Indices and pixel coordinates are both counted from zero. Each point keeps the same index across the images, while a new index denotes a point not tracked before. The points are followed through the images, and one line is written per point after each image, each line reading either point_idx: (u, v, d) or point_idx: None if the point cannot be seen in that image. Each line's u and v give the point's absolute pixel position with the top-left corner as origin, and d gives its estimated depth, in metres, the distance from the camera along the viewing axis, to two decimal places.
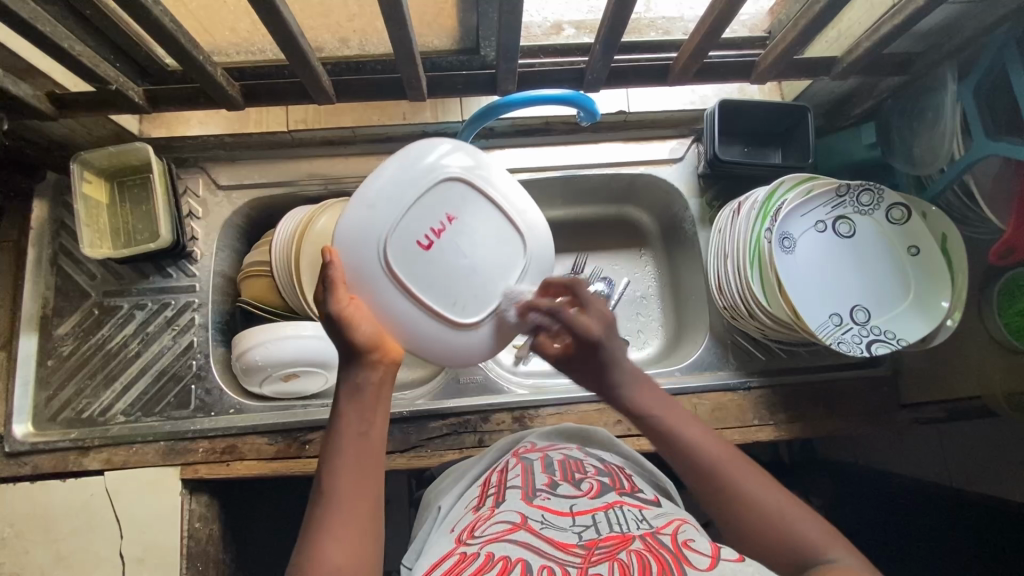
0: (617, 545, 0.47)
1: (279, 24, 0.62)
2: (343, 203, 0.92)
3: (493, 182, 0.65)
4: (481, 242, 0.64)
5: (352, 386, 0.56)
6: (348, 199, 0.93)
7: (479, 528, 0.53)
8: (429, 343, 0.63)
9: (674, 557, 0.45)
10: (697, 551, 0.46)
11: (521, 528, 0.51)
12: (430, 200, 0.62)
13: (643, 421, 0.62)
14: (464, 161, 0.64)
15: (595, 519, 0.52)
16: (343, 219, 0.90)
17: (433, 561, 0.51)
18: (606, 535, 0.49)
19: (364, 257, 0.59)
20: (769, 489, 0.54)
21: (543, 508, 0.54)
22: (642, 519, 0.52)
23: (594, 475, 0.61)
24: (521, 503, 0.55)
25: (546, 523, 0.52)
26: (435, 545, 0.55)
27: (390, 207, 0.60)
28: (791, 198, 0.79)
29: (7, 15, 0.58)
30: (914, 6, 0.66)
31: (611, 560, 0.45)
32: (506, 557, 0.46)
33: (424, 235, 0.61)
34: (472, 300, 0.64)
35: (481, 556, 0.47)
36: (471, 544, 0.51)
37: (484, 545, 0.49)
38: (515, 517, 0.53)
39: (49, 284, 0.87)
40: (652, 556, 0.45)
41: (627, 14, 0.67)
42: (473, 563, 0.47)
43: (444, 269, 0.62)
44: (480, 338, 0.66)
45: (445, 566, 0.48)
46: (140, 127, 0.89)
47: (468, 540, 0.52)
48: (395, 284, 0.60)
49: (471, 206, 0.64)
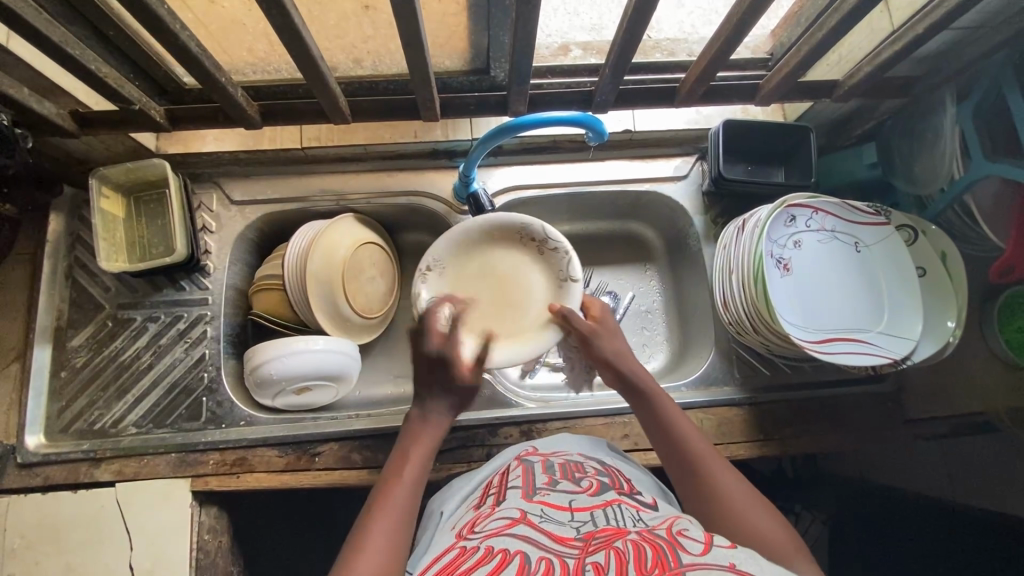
0: (613, 535, 0.48)
1: (299, 47, 0.64)
2: (548, 238, 0.82)
3: (833, 297, 0.82)
4: (841, 294, 0.82)
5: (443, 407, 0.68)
6: (538, 221, 0.82)
7: (479, 524, 0.54)
8: (786, 291, 0.81)
9: (669, 544, 0.46)
10: (691, 539, 0.47)
11: (520, 523, 0.52)
12: (838, 298, 0.82)
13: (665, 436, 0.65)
14: (831, 306, 0.82)
15: (594, 513, 0.53)
16: (541, 268, 0.83)
17: (434, 556, 0.52)
18: (602, 527, 0.50)
19: (818, 289, 0.83)
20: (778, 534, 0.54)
21: (543, 504, 0.55)
22: (638, 517, 0.53)
23: (594, 475, 0.63)
24: (521, 500, 0.56)
25: (545, 518, 0.53)
26: (437, 542, 0.56)
27: (827, 293, 0.82)
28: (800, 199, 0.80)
29: (39, 39, 0.60)
30: (914, 31, 0.68)
31: (607, 549, 0.46)
32: (504, 550, 0.47)
33: (834, 296, 0.82)
34: (833, 305, 0.82)
35: (480, 549, 0.48)
36: (470, 538, 0.51)
37: (484, 539, 0.50)
38: (514, 513, 0.53)
39: (64, 297, 0.89)
40: (647, 544, 0.46)
41: (636, 41, 0.69)
42: (474, 555, 0.47)
43: (829, 296, 0.82)
44: (840, 293, 0.82)
45: (445, 560, 0.49)
46: (157, 143, 0.91)
47: (468, 535, 0.53)
48: (831, 286, 0.83)
49: (841, 296, 0.82)
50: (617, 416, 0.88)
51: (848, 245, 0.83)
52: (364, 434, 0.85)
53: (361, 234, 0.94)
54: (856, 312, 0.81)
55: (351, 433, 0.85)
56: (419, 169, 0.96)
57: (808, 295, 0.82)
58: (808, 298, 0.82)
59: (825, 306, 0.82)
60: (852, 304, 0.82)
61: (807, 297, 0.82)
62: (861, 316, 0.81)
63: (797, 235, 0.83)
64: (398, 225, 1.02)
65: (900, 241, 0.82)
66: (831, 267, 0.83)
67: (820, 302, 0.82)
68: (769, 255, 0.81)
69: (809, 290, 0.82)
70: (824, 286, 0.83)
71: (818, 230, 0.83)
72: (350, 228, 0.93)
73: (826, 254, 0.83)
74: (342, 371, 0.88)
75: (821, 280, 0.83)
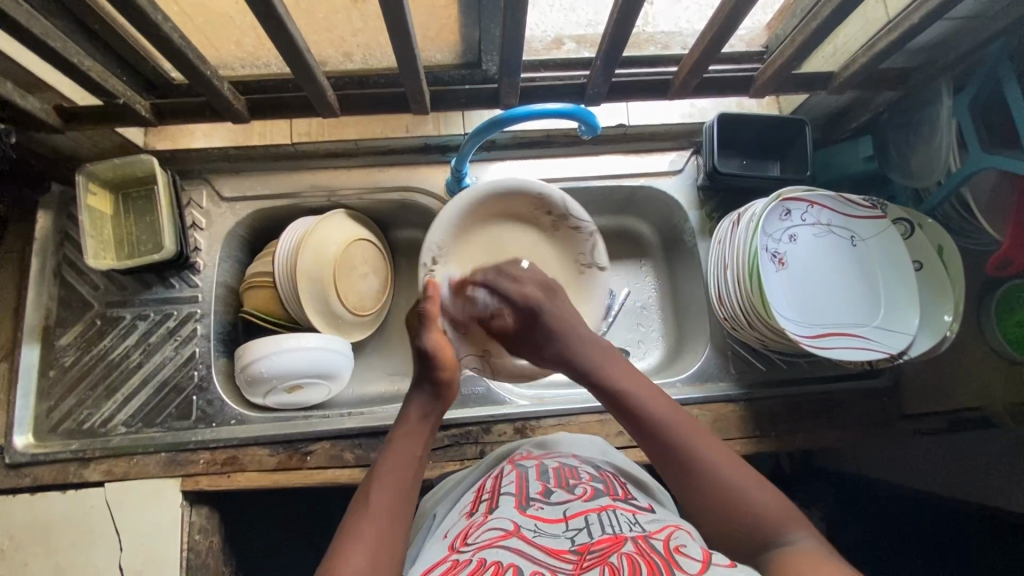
0: (609, 548, 0.47)
1: (286, 39, 0.63)
2: (566, 212, 0.82)
3: (828, 294, 0.81)
4: (836, 291, 0.81)
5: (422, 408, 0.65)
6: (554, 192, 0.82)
7: (471, 536, 0.53)
8: (780, 288, 0.80)
9: (665, 562, 0.45)
10: (688, 556, 0.46)
11: (513, 536, 0.50)
12: (834, 296, 0.81)
13: (658, 439, 0.59)
14: (828, 304, 0.81)
15: (589, 520, 0.52)
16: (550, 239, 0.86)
17: (425, 567, 0.51)
18: (598, 538, 0.49)
19: (813, 285, 0.82)
20: (796, 525, 0.51)
21: (537, 517, 0.54)
22: (635, 523, 0.52)
23: (589, 480, 0.61)
24: (514, 511, 0.55)
25: (538, 532, 0.52)
26: (428, 551, 0.55)
27: (824, 289, 0.81)
28: (795, 192, 0.80)
29: (19, 31, 0.59)
30: (909, 22, 0.67)
31: (602, 564, 0.45)
32: (497, 564, 0.46)
33: (831, 293, 0.81)
34: (829, 303, 0.81)
35: (473, 562, 0.47)
36: (463, 551, 0.50)
37: (476, 552, 0.49)
38: (507, 525, 0.52)
39: (52, 296, 0.88)
40: (643, 560, 0.45)
41: (628, 32, 0.68)
42: (465, 570, 0.46)
43: (825, 293, 0.81)
44: (837, 290, 0.81)
45: (436, 573, 0.48)
46: (146, 139, 0.90)
47: (460, 547, 0.51)
48: (827, 281, 0.82)
49: (838, 293, 0.81)
50: (611, 413, 0.87)
51: (844, 240, 0.83)
52: (356, 433, 0.84)
53: (352, 230, 0.93)
54: (853, 309, 0.80)
55: (343, 432, 0.84)
56: (411, 164, 0.95)
57: (803, 291, 0.81)
58: (804, 294, 0.81)
59: (822, 302, 0.81)
60: (850, 300, 0.81)
61: (803, 294, 0.81)
62: (857, 312, 0.80)
63: (792, 229, 0.82)
64: (390, 221, 1.01)
65: (896, 235, 0.81)
66: (827, 260, 0.83)
67: (816, 298, 0.81)
68: (765, 250, 0.80)
69: (804, 288, 0.81)
70: (822, 282, 0.82)
71: (814, 224, 0.82)
72: (341, 224, 0.92)
73: (823, 248, 0.83)
74: (331, 368, 0.86)
75: (816, 276, 0.82)
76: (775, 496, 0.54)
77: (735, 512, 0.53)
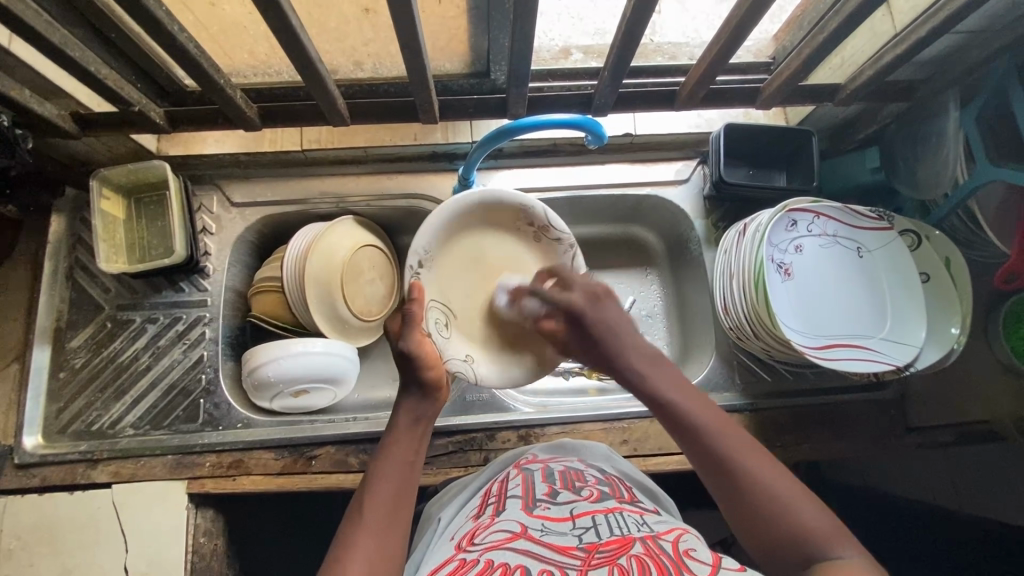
0: (618, 549, 0.47)
1: (297, 49, 0.64)
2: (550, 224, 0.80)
3: (836, 304, 0.81)
4: (842, 301, 0.81)
5: (415, 412, 0.63)
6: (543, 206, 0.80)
7: (478, 536, 0.53)
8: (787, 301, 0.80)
9: (674, 564, 0.44)
10: (697, 560, 0.45)
11: (521, 537, 0.51)
12: (841, 307, 0.81)
13: (697, 442, 0.55)
14: (835, 315, 0.80)
15: (595, 521, 0.52)
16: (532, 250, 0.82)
17: (432, 567, 0.51)
18: (606, 539, 0.49)
19: (820, 295, 0.82)
20: (836, 537, 0.47)
21: (544, 517, 0.54)
22: (642, 523, 0.52)
23: (594, 483, 0.61)
24: (521, 513, 0.55)
25: (546, 531, 0.52)
26: (434, 552, 0.55)
27: (830, 300, 0.81)
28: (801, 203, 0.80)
29: (40, 41, 0.60)
30: (915, 36, 0.67)
31: (611, 565, 0.45)
32: (505, 564, 0.46)
33: (837, 302, 0.81)
34: (835, 313, 0.81)
35: (480, 562, 0.47)
36: (470, 551, 0.50)
37: (484, 552, 0.49)
38: (514, 527, 0.52)
39: (64, 298, 0.89)
40: (651, 561, 0.45)
41: (636, 41, 0.68)
42: (472, 570, 0.46)
43: (832, 305, 0.81)
44: (845, 301, 0.81)
45: (443, 571, 0.48)
46: (159, 145, 0.92)
47: (467, 547, 0.52)
48: (835, 292, 0.82)
49: (846, 304, 0.81)
50: (615, 421, 0.87)
51: (851, 250, 0.82)
52: (361, 437, 0.85)
53: (359, 236, 0.94)
54: (860, 319, 0.80)
55: (348, 437, 0.85)
56: (419, 172, 0.96)
57: (812, 302, 0.81)
58: (811, 305, 0.81)
59: (830, 313, 0.81)
60: (857, 310, 0.81)
61: (810, 304, 0.81)
62: (865, 323, 0.80)
63: (798, 240, 0.82)
64: (397, 227, 1.02)
65: (903, 246, 0.82)
66: (834, 271, 0.82)
67: (824, 309, 0.81)
68: (772, 261, 0.80)
69: (811, 300, 0.81)
70: (829, 293, 0.82)
71: (820, 234, 0.82)
72: (349, 230, 0.93)
73: (830, 259, 0.82)
74: (337, 372, 0.87)
75: (823, 287, 0.82)
76: (819, 507, 0.50)
77: (770, 517, 0.49)
